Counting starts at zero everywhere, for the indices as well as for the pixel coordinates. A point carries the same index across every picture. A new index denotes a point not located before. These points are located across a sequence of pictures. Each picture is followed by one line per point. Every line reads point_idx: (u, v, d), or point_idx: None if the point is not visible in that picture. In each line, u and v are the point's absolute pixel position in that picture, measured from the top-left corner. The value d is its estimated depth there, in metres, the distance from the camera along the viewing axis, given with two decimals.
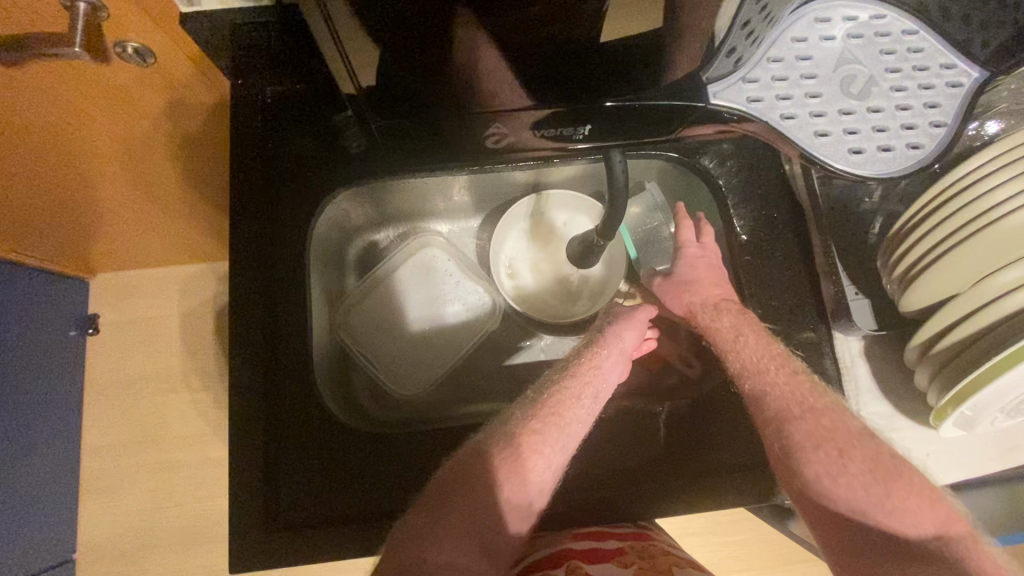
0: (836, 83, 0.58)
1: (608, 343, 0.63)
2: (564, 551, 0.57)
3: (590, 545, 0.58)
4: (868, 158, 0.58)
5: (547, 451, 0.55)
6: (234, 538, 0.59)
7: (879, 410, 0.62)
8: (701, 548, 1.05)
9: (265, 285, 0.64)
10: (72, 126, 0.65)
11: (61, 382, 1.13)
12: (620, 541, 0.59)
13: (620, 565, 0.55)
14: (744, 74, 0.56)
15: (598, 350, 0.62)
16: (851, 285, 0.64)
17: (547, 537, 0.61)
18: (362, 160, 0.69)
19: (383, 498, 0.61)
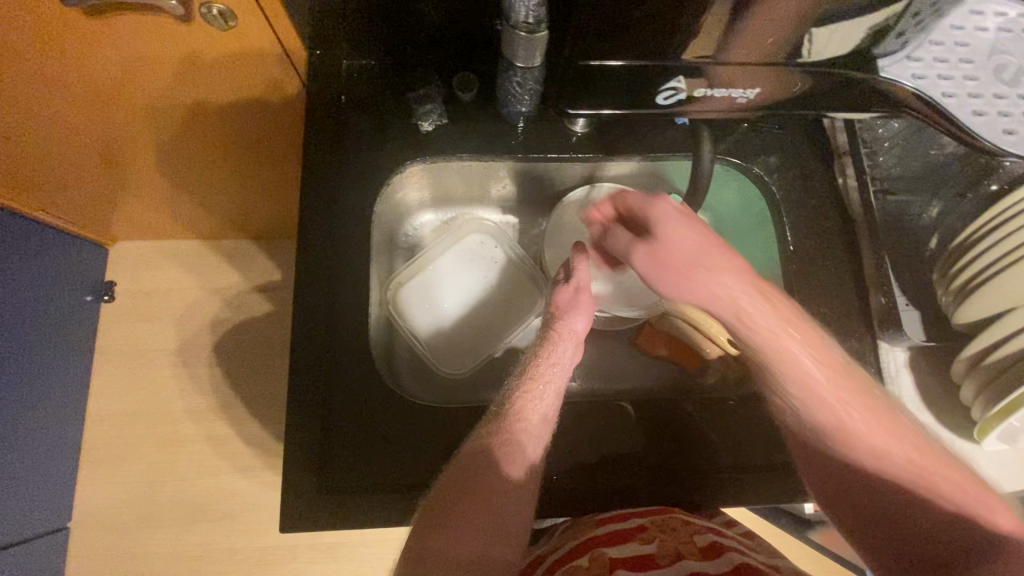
0: (994, 71, 0.51)
1: (559, 337, 0.63)
2: (590, 537, 0.57)
3: (613, 527, 0.58)
4: (1020, 140, 0.52)
5: (539, 420, 0.58)
6: (287, 498, 0.59)
7: (921, 420, 0.64)
8: None
9: (325, 249, 0.65)
10: (142, 74, 0.68)
11: (71, 345, 1.11)
12: (642, 517, 0.59)
13: (642, 542, 0.56)
14: (910, 51, 0.50)
15: (553, 345, 0.63)
16: (902, 296, 0.65)
17: (573, 527, 0.61)
18: (428, 138, 0.71)
19: (433, 467, 0.61)
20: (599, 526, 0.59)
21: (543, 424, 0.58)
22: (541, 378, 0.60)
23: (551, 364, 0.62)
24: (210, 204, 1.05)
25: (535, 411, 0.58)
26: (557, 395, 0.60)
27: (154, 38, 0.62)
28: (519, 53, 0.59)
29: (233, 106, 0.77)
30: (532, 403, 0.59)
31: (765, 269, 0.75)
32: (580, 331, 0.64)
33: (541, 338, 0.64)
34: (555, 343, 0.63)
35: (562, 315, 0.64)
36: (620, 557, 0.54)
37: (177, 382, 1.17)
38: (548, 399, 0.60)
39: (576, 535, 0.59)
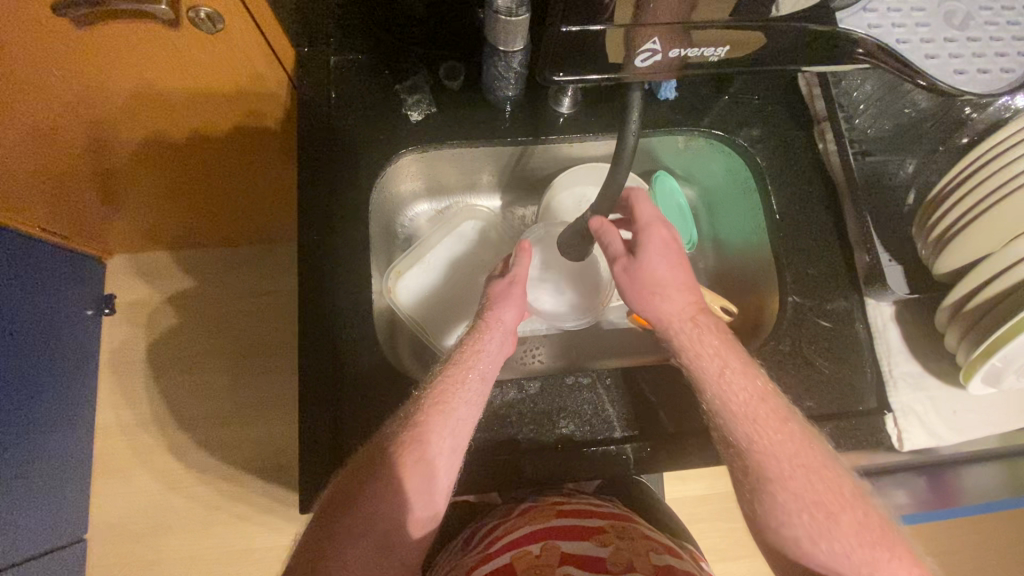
0: (941, 15, 0.48)
1: (487, 326, 0.64)
2: (545, 528, 0.61)
3: (569, 522, 0.62)
4: (969, 80, 0.48)
5: (460, 409, 0.59)
6: (305, 481, 0.61)
7: (910, 370, 0.67)
8: (713, 531, 1.07)
9: (324, 242, 0.67)
10: (133, 82, 0.69)
11: (76, 359, 1.12)
12: (602, 521, 0.63)
13: (598, 544, 0.59)
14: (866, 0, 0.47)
15: (480, 334, 0.64)
16: (885, 252, 0.68)
17: (529, 514, 0.65)
18: (419, 129, 0.72)
19: None
20: (557, 518, 0.63)
21: (466, 409, 0.59)
22: (465, 364, 0.61)
23: (477, 352, 0.62)
24: (204, 211, 1.06)
25: (459, 399, 0.59)
26: (483, 381, 0.61)
27: (145, 47, 0.64)
28: (501, 38, 0.61)
29: (222, 109, 0.78)
30: (454, 388, 0.59)
31: (752, 238, 0.77)
32: (508, 322, 0.65)
33: (473, 328, 0.65)
34: (483, 331, 0.64)
35: (493, 305, 0.65)
36: (571, 552, 0.57)
37: (183, 390, 1.19)
38: (470, 386, 0.60)
39: (532, 522, 0.62)
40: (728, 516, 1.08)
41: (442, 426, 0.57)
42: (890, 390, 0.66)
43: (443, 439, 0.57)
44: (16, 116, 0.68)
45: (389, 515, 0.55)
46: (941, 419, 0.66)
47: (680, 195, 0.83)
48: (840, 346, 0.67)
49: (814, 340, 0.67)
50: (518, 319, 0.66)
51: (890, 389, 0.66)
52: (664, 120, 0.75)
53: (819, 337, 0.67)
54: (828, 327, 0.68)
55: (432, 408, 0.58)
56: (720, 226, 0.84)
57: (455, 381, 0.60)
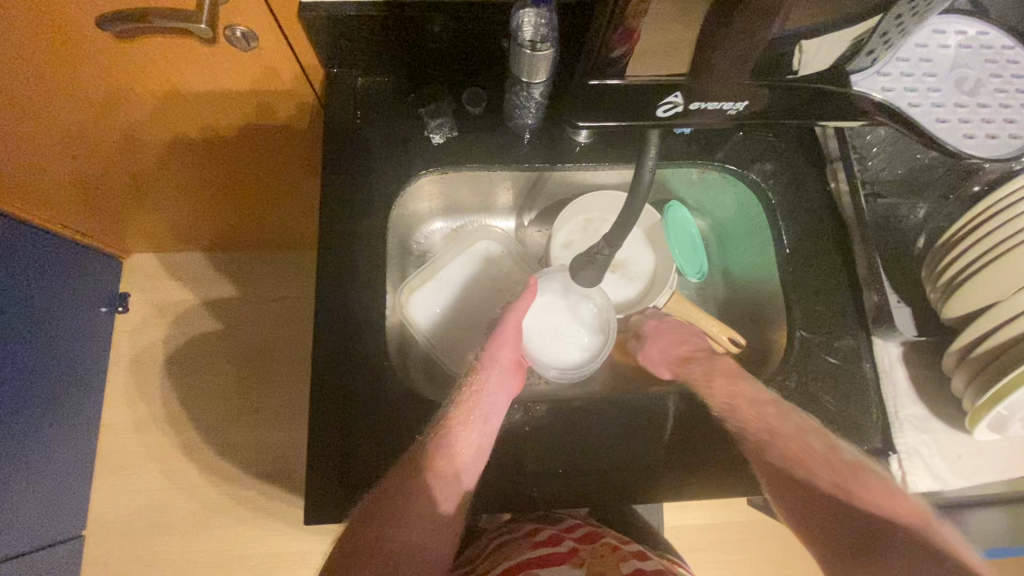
0: (952, 82, 0.55)
1: (484, 365, 0.69)
2: (523, 557, 0.61)
3: (543, 549, 0.62)
4: (978, 144, 0.55)
5: (466, 450, 0.62)
6: (310, 490, 0.62)
7: (916, 412, 0.67)
8: (708, 562, 1.06)
9: (342, 256, 0.69)
10: (165, 93, 0.71)
11: (88, 355, 1.14)
12: (573, 542, 0.64)
13: (573, 565, 0.60)
14: (882, 65, 0.53)
15: (478, 374, 0.68)
16: (894, 293, 0.68)
17: (506, 546, 0.66)
18: (440, 151, 0.74)
19: None
20: (532, 547, 0.63)
21: (472, 451, 0.62)
22: (468, 405, 0.64)
23: (472, 389, 0.66)
24: (223, 217, 1.08)
25: (465, 431, 0.63)
26: (487, 423, 0.64)
27: (180, 62, 0.66)
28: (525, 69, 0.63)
29: (250, 123, 0.80)
30: (460, 429, 0.62)
31: (761, 271, 0.78)
32: (502, 358, 0.69)
33: (472, 366, 0.69)
34: (481, 370, 0.68)
35: (489, 345, 0.70)
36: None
37: (190, 391, 1.20)
38: (477, 421, 0.64)
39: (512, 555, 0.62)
40: (725, 547, 1.07)
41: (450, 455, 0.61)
42: (895, 430, 0.66)
43: (448, 481, 0.61)
44: (50, 120, 0.70)
45: (408, 536, 0.58)
46: (946, 462, 0.66)
47: (693, 226, 0.84)
48: (847, 384, 0.67)
49: (821, 377, 0.68)
50: (512, 355, 0.71)
51: (895, 429, 0.66)
52: (679, 153, 0.76)
53: (825, 374, 0.68)
54: (834, 365, 0.68)
55: (441, 439, 0.62)
56: (729, 257, 0.85)
57: (465, 417, 0.63)
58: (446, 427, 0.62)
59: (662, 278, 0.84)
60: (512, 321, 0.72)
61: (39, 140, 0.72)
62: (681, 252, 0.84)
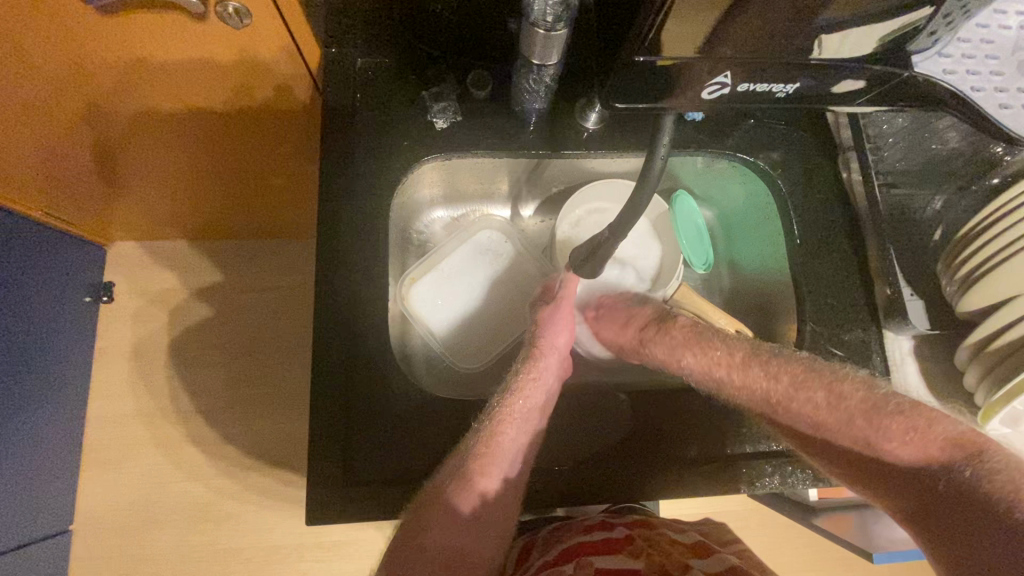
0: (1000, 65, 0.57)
1: (541, 353, 0.66)
2: (578, 541, 0.59)
3: (599, 536, 0.60)
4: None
5: (520, 439, 0.60)
6: (312, 488, 0.60)
7: (926, 406, 0.67)
8: None
9: (342, 245, 0.66)
10: (153, 70, 0.67)
11: (70, 347, 1.09)
12: (628, 529, 0.61)
13: (630, 556, 0.57)
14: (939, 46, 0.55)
15: (534, 362, 0.65)
16: (908, 286, 0.67)
17: (559, 530, 0.64)
18: (443, 136, 0.71)
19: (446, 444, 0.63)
20: (586, 534, 0.61)
21: (526, 439, 0.61)
22: (523, 395, 0.62)
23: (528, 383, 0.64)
24: (212, 205, 1.04)
25: (511, 428, 0.60)
26: (539, 411, 0.63)
27: (169, 37, 0.62)
28: (536, 50, 0.60)
29: (244, 106, 0.76)
30: (513, 419, 0.60)
31: (769, 263, 0.77)
32: (559, 348, 0.67)
33: (526, 354, 0.66)
34: (538, 359, 0.65)
35: (543, 332, 0.67)
36: (605, 567, 0.55)
37: (179, 383, 1.15)
38: (524, 422, 0.62)
39: (565, 540, 0.60)
40: None
41: (497, 454, 0.58)
42: None
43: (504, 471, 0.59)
44: (28, 99, 0.65)
45: (455, 534, 0.56)
46: None
47: (699, 215, 0.83)
48: (858, 379, 0.67)
49: (832, 371, 0.67)
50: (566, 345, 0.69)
51: None
52: (689, 141, 0.74)
53: (836, 368, 0.67)
54: (846, 359, 0.67)
55: (493, 436, 0.59)
56: (736, 247, 0.84)
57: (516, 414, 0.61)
58: (501, 418, 0.60)
59: (669, 269, 0.82)
60: (563, 309, 0.69)
61: (16, 120, 0.68)
62: (687, 242, 0.83)
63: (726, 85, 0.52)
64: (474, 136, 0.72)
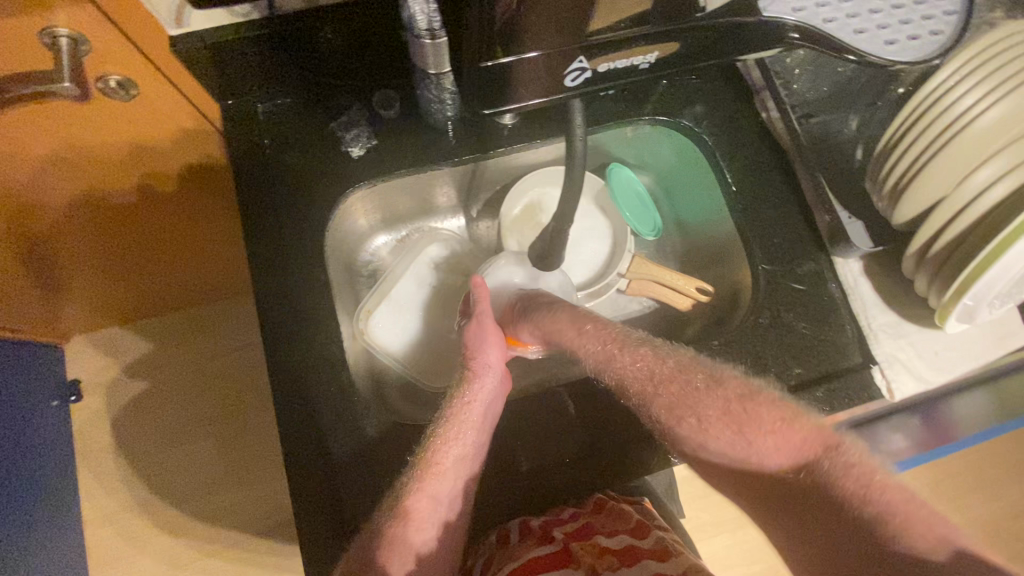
0: None
1: (476, 373, 0.64)
2: (528, 559, 0.57)
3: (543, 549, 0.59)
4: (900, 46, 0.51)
5: (454, 466, 0.59)
6: (308, 547, 0.59)
7: (888, 319, 0.68)
8: (722, 502, 1.06)
9: (288, 294, 0.64)
10: (52, 163, 0.64)
11: (54, 454, 1.02)
12: (563, 530, 0.61)
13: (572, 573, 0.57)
14: None
15: (468, 384, 0.63)
16: (845, 210, 0.68)
17: (504, 546, 0.61)
18: (363, 163, 0.70)
19: None
20: (534, 545, 0.59)
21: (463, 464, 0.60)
22: (458, 419, 0.61)
23: (466, 403, 0.62)
24: (155, 281, 1.00)
25: (448, 458, 0.59)
26: (479, 433, 0.61)
27: (60, 127, 0.59)
28: (428, 60, 0.59)
29: (158, 179, 0.74)
30: (445, 446, 0.59)
31: (712, 216, 0.78)
32: (494, 363, 0.65)
33: (463, 376, 0.65)
34: (474, 380, 0.64)
35: (473, 352, 0.65)
36: None
37: (173, 465, 1.09)
38: (461, 445, 0.60)
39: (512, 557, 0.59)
40: None
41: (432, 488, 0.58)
42: (873, 343, 0.67)
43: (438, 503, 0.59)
44: None
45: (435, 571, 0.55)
46: (926, 360, 0.67)
47: (638, 183, 0.83)
48: (819, 309, 0.68)
49: (792, 308, 0.68)
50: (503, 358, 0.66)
51: (872, 341, 0.67)
52: (607, 115, 0.74)
53: (795, 303, 0.68)
54: (804, 292, 0.68)
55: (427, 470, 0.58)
56: (679, 207, 0.84)
57: (455, 435, 0.60)
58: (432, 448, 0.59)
59: (621, 243, 0.82)
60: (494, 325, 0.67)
61: None
62: (631, 212, 0.82)
63: (586, 69, 0.50)
64: (394, 157, 0.70)
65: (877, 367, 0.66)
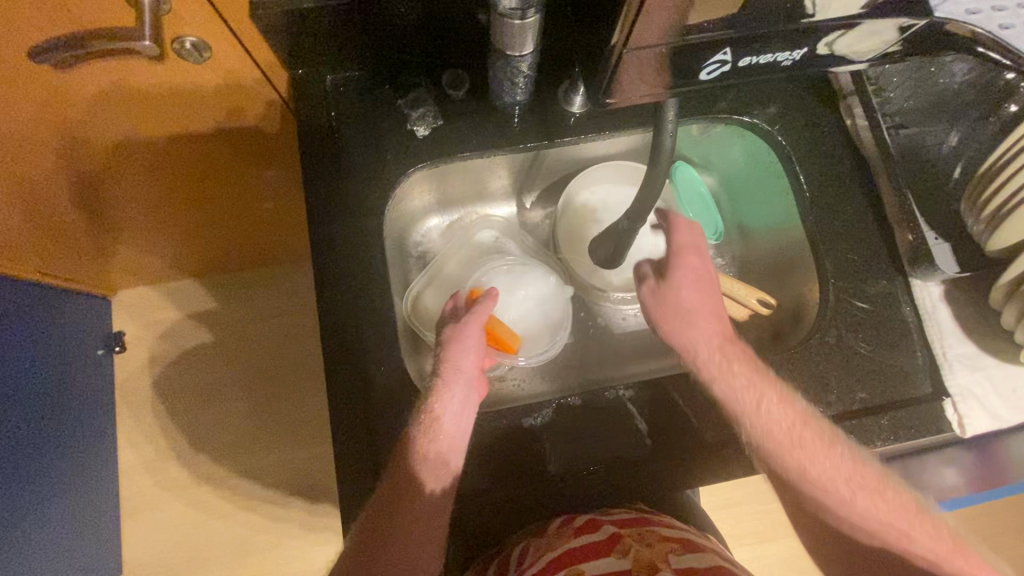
0: None
1: (446, 381, 0.58)
2: (570, 548, 0.59)
3: (586, 540, 0.60)
4: None
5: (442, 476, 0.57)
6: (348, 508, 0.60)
7: (965, 350, 0.64)
8: (745, 517, 1.04)
9: (345, 266, 0.64)
10: (115, 113, 0.64)
11: (94, 401, 1.05)
12: (613, 525, 0.61)
13: (620, 556, 0.58)
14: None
15: (442, 392, 0.58)
16: (930, 230, 0.64)
17: (548, 532, 0.62)
18: (428, 142, 0.69)
19: (472, 459, 0.63)
20: (576, 536, 0.60)
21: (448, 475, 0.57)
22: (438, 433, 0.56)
23: (435, 410, 0.57)
24: (200, 241, 1.01)
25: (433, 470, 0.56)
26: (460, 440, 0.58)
27: (129, 79, 0.59)
28: (513, 41, 0.57)
29: (219, 139, 0.74)
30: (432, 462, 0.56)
31: (781, 223, 0.74)
32: (467, 370, 0.59)
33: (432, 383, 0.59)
34: (443, 389, 0.58)
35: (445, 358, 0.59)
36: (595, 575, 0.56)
37: (207, 423, 1.11)
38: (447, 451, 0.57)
39: (553, 545, 0.60)
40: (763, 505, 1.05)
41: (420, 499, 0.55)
42: (946, 373, 0.63)
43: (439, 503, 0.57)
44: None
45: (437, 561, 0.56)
46: (1001, 398, 0.64)
47: (702, 185, 0.81)
48: (889, 333, 0.64)
49: (861, 329, 0.64)
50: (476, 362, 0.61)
51: (946, 372, 0.63)
52: (682, 110, 0.71)
53: (864, 323, 0.64)
54: (873, 312, 0.65)
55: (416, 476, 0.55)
56: (744, 212, 0.80)
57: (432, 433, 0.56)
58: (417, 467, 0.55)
59: None
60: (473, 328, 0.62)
61: None
62: (694, 213, 0.80)
63: (725, 62, 0.49)
64: (459, 139, 0.69)
65: (948, 400, 0.62)
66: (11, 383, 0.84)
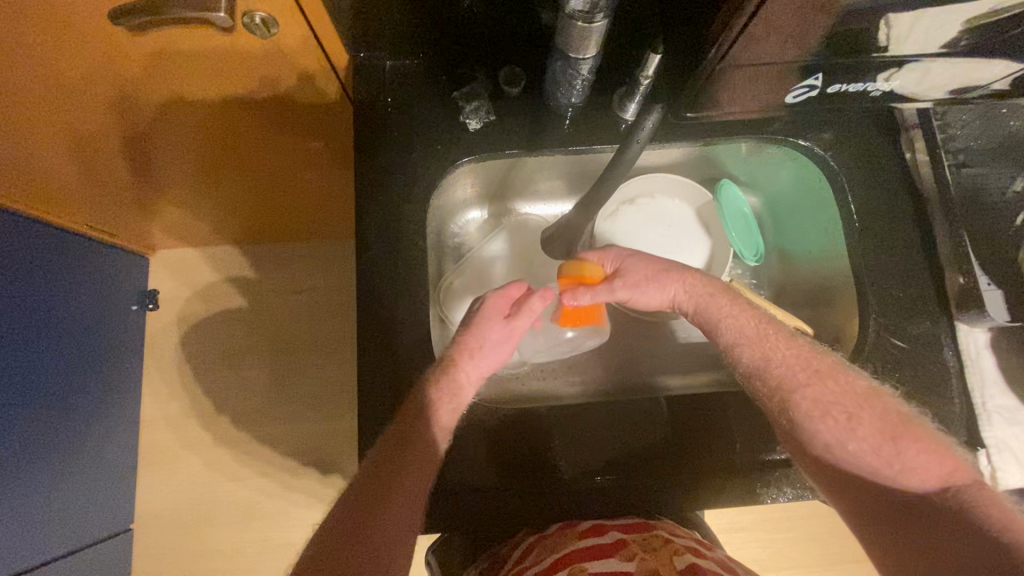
0: None
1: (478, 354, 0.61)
2: (573, 550, 0.59)
3: (590, 543, 0.59)
4: None
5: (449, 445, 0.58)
6: None
7: (1005, 401, 0.62)
8: (748, 542, 1.03)
9: (386, 249, 0.65)
10: (177, 83, 0.65)
11: (124, 355, 1.09)
12: (619, 532, 0.61)
13: (624, 559, 0.57)
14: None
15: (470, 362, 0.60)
16: (985, 276, 0.63)
17: (552, 537, 0.62)
18: (478, 136, 0.69)
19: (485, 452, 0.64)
20: (579, 539, 0.60)
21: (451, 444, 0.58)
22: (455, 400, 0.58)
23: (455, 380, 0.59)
24: (240, 210, 1.03)
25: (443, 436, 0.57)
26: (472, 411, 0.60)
27: (196, 51, 0.60)
28: (574, 43, 0.57)
29: (270, 114, 0.75)
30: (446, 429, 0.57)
31: (824, 251, 0.73)
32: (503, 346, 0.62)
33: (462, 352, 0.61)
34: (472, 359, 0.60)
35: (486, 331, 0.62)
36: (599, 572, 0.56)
37: (229, 387, 1.14)
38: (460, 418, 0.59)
39: (556, 547, 0.60)
40: (765, 532, 1.03)
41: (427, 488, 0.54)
42: (983, 423, 0.61)
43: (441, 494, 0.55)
44: (58, 119, 0.65)
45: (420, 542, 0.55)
46: None
47: (746, 204, 0.78)
48: (927, 375, 0.63)
49: (899, 368, 0.63)
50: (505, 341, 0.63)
51: (983, 422, 0.62)
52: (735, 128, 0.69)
53: (903, 363, 0.63)
54: (913, 353, 0.63)
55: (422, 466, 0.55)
56: (786, 237, 0.79)
57: (454, 410, 0.58)
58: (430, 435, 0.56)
59: (719, 264, 0.78)
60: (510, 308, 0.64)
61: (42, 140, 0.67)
62: (737, 234, 0.77)
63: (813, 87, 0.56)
64: (509, 134, 0.69)
65: (982, 450, 0.61)
66: (50, 331, 0.88)
